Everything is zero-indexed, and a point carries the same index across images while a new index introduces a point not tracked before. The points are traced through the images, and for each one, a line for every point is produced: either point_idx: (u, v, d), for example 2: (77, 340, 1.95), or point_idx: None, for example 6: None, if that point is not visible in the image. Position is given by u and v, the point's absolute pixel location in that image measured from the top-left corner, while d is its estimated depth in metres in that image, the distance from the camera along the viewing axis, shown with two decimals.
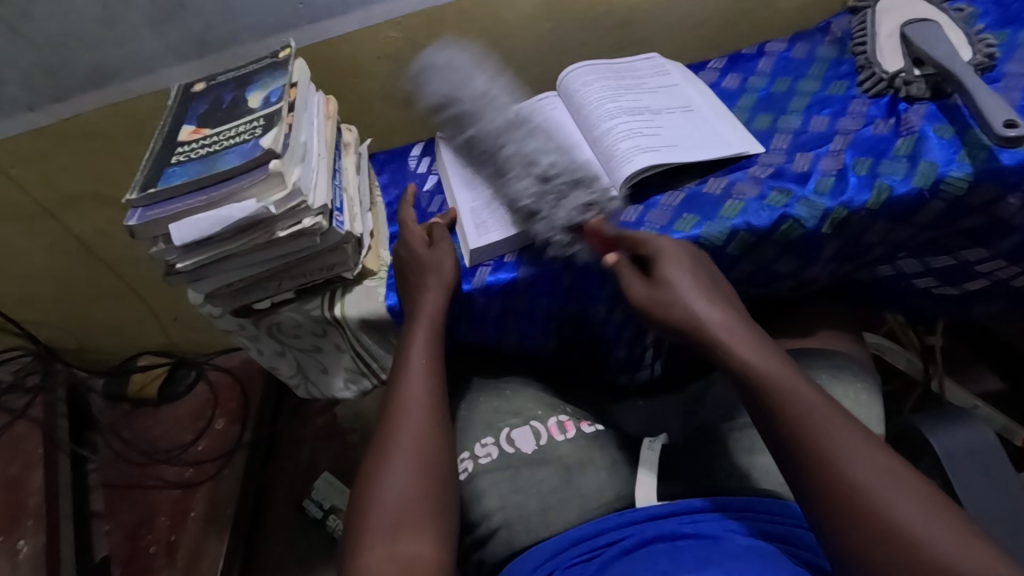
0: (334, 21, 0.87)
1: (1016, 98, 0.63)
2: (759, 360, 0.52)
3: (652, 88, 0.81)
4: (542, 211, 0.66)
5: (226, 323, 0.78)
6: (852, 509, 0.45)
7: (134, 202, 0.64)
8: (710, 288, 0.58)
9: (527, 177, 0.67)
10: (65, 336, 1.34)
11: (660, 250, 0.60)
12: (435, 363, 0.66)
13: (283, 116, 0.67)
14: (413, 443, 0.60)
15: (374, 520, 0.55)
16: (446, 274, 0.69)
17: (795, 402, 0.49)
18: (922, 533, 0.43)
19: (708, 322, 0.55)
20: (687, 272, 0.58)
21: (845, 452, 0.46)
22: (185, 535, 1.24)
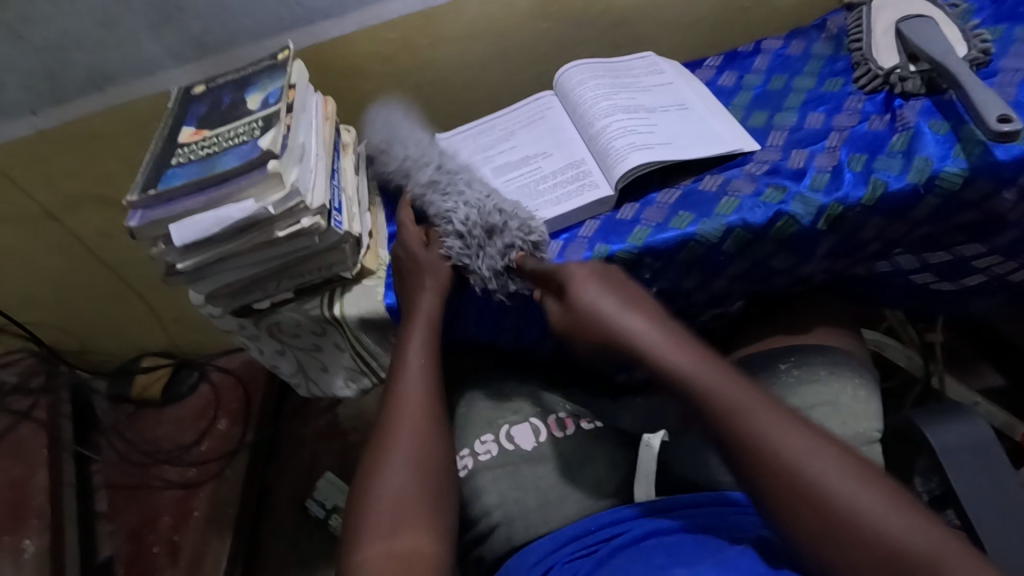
0: (332, 22, 0.88)
1: (1011, 93, 0.63)
2: (681, 366, 0.55)
3: (649, 87, 0.81)
4: (470, 263, 0.68)
5: (227, 323, 0.79)
6: (791, 503, 0.47)
7: (134, 203, 0.64)
8: (628, 296, 0.61)
9: (450, 229, 0.69)
10: (68, 338, 1.35)
11: (566, 273, 0.62)
12: (432, 362, 0.66)
13: (282, 117, 0.68)
14: (411, 441, 0.61)
15: (373, 518, 0.56)
16: (443, 273, 0.69)
17: (725, 404, 0.51)
18: (862, 512, 0.45)
19: (638, 336, 0.57)
20: (601, 286, 0.61)
21: (778, 448, 0.49)
22: (187, 535, 1.25)
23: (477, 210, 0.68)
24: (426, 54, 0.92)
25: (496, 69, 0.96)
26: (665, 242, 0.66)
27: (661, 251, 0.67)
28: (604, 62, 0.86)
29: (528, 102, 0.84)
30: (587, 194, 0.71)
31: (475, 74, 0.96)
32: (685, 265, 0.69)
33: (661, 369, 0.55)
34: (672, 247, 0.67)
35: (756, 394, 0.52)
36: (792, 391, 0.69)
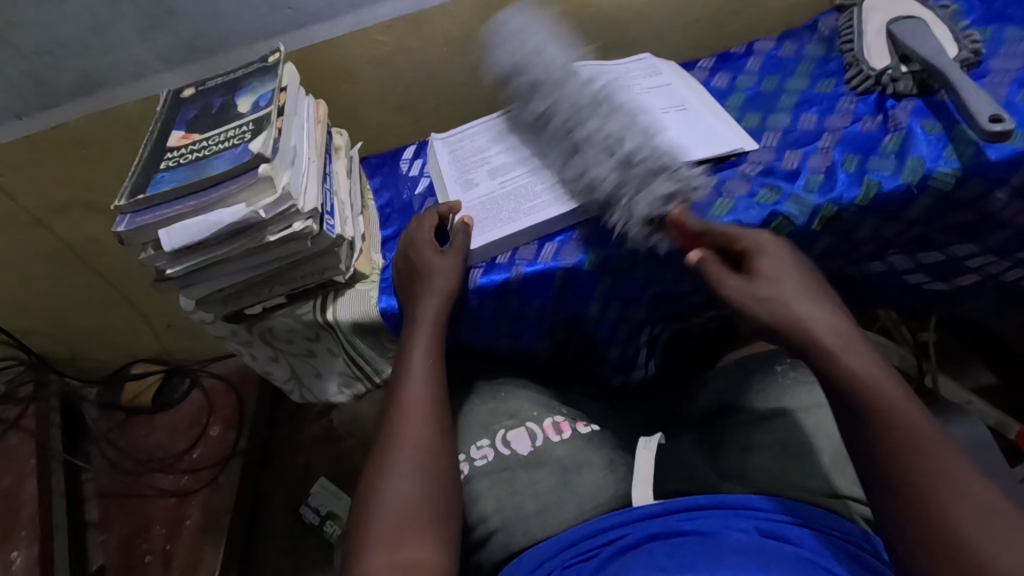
0: (324, 25, 0.87)
1: (1002, 94, 0.63)
2: (864, 373, 0.51)
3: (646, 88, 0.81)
4: (624, 202, 0.65)
5: (219, 329, 0.78)
6: (931, 542, 0.44)
7: (123, 208, 0.63)
8: (811, 292, 0.56)
9: (605, 161, 0.66)
10: (58, 345, 1.33)
11: (757, 248, 0.60)
12: (436, 369, 0.66)
13: (273, 121, 0.67)
14: (414, 452, 0.60)
15: (376, 530, 0.55)
16: (448, 280, 0.68)
17: (899, 420, 0.48)
18: (1011, 571, 0.41)
19: (820, 332, 0.53)
20: (785, 277, 0.57)
21: (938, 483, 0.45)
22: (180, 544, 1.23)
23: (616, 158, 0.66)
24: (420, 57, 0.92)
25: None
26: (660, 244, 0.67)
27: (656, 252, 0.68)
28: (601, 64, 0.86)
29: None
30: (584, 194, 0.70)
31: (468, 77, 0.96)
32: (681, 266, 0.69)
33: (836, 367, 0.51)
34: (667, 249, 0.68)
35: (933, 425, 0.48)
36: (788, 393, 0.70)
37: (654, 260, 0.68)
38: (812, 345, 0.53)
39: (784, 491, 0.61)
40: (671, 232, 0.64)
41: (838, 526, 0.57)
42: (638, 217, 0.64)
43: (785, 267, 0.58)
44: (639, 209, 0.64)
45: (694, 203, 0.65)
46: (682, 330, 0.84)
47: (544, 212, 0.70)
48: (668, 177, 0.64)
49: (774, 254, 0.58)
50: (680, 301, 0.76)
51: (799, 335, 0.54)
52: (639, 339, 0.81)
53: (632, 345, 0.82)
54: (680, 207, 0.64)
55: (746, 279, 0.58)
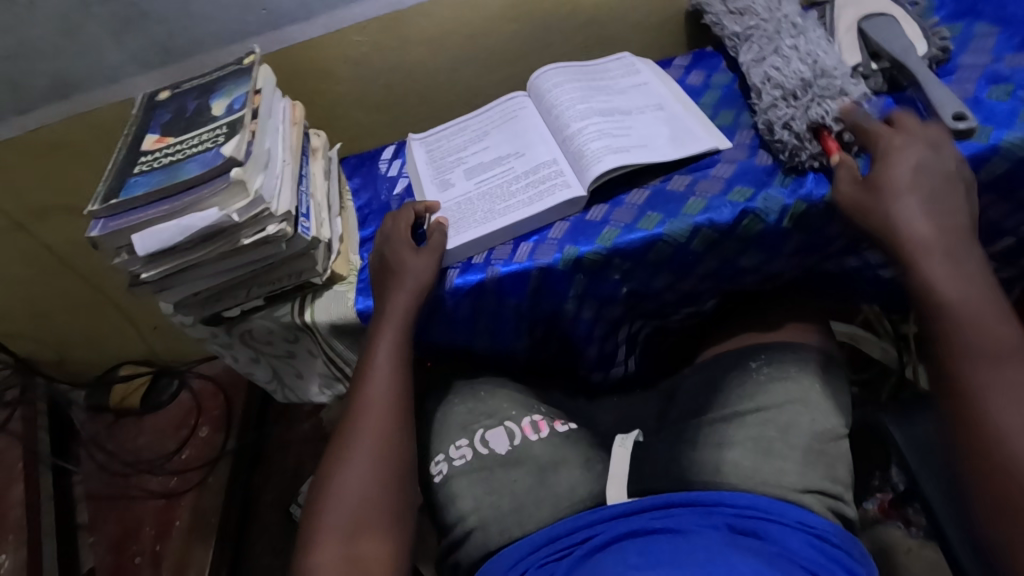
0: (298, 26, 0.87)
1: (969, 90, 0.64)
2: (966, 285, 0.52)
3: (758, 11, 0.78)
4: (800, 105, 0.66)
5: (199, 331, 0.78)
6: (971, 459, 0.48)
7: (96, 212, 0.63)
8: (926, 196, 0.56)
9: (796, 68, 0.68)
10: (44, 348, 1.33)
11: (885, 150, 0.59)
12: (402, 363, 0.66)
13: (246, 124, 0.67)
14: (371, 446, 0.61)
15: (328, 521, 0.56)
16: (423, 277, 0.68)
17: (989, 338, 0.50)
18: None
19: (920, 238, 0.55)
20: (906, 175, 0.57)
21: (987, 394, 0.49)
22: (170, 545, 1.24)
23: (811, 67, 0.68)
24: (397, 56, 0.92)
25: (467, 71, 0.95)
26: (633, 243, 0.67)
27: (629, 251, 0.68)
28: (707, 8, 0.84)
29: (501, 103, 0.84)
30: (558, 194, 0.70)
31: (446, 76, 0.95)
32: (654, 264, 0.70)
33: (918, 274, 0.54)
34: (641, 248, 0.68)
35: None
36: (762, 389, 0.71)
37: (627, 259, 0.69)
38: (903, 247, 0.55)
39: (756, 488, 0.62)
40: (827, 144, 0.64)
41: (806, 521, 0.58)
42: (801, 124, 0.65)
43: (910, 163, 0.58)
44: (807, 115, 0.65)
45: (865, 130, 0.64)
46: (660, 326, 0.85)
47: (518, 213, 0.70)
48: (846, 98, 0.66)
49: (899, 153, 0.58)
50: (655, 299, 0.77)
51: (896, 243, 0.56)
52: (617, 336, 0.82)
53: (610, 343, 0.82)
54: (848, 126, 0.64)
55: (856, 182, 0.60)
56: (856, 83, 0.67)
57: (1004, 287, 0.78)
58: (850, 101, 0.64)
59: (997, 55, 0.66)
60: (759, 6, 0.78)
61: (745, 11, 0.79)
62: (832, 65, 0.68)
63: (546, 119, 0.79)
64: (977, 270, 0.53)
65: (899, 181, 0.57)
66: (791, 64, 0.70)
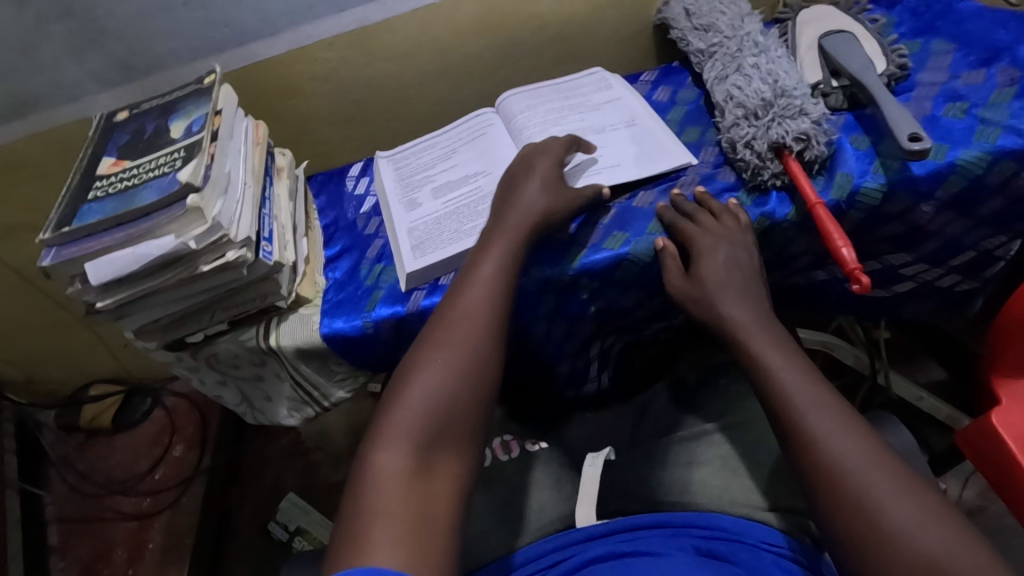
0: (263, 43, 0.85)
1: (927, 108, 0.65)
2: (773, 353, 0.54)
3: (722, 27, 0.78)
4: (759, 126, 0.66)
5: (162, 356, 0.76)
6: (841, 509, 0.46)
7: (48, 241, 0.62)
8: (737, 284, 0.60)
9: (758, 88, 0.69)
10: (10, 369, 1.30)
11: (696, 246, 0.62)
12: (503, 283, 0.60)
13: (204, 147, 0.66)
14: (458, 351, 0.56)
15: (404, 418, 0.52)
16: (541, 194, 0.64)
17: (805, 392, 0.51)
18: (899, 527, 0.44)
19: (738, 322, 0.57)
20: (720, 267, 0.60)
21: (823, 439, 0.48)
22: (144, 568, 1.22)
23: (772, 86, 0.68)
24: (364, 72, 0.91)
25: (437, 85, 0.95)
26: (599, 262, 0.67)
27: (596, 271, 0.68)
28: (673, 23, 0.85)
29: (469, 120, 0.83)
30: None
31: (416, 91, 0.94)
32: (621, 283, 0.70)
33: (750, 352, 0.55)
34: (607, 267, 0.68)
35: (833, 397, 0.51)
36: (730, 405, 0.71)
37: (594, 279, 0.69)
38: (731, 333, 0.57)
39: (724, 507, 0.62)
40: (789, 166, 0.65)
41: (773, 541, 0.57)
42: (763, 143, 0.65)
43: (723, 258, 0.61)
44: (768, 134, 0.65)
45: (823, 152, 0.63)
46: (633, 341, 0.85)
47: None
48: (808, 118, 0.65)
49: (708, 250, 0.61)
50: (626, 316, 0.77)
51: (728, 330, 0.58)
52: (589, 352, 0.82)
53: (582, 359, 0.82)
54: (809, 145, 0.64)
55: (686, 277, 0.62)
56: (817, 102, 0.66)
57: (968, 297, 0.80)
58: (808, 121, 0.64)
59: (954, 73, 0.67)
60: (725, 23, 0.79)
61: (710, 27, 0.80)
62: (793, 84, 0.68)
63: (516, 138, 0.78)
64: (789, 345, 0.56)
65: (717, 279, 0.60)
66: (753, 83, 0.70)
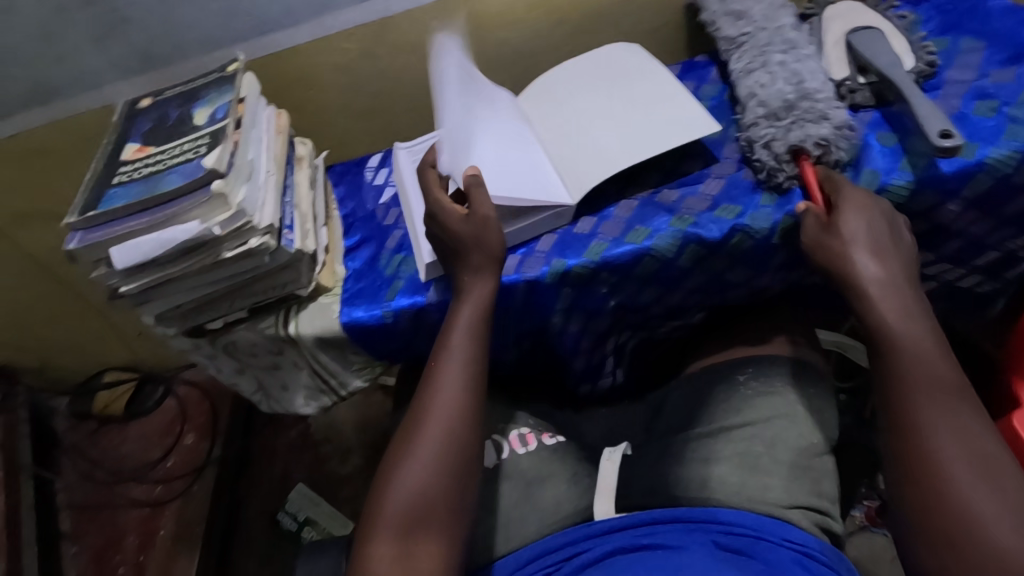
0: (284, 32, 0.86)
1: (955, 106, 0.64)
2: (905, 323, 0.56)
3: (755, 17, 0.78)
4: (782, 125, 0.65)
5: (180, 343, 0.77)
6: (926, 483, 0.51)
7: (73, 225, 0.62)
8: (882, 240, 0.59)
9: (781, 87, 0.68)
10: (24, 355, 1.30)
11: (841, 194, 0.60)
12: (475, 360, 0.62)
13: (229, 134, 0.66)
14: (432, 445, 0.59)
15: (388, 513, 0.56)
16: (490, 258, 0.63)
17: (931, 373, 0.54)
18: (978, 512, 0.49)
19: (872, 282, 0.58)
20: (866, 213, 0.59)
21: (930, 416, 0.53)
22: (154, 555, 1.24)
23: (796, 87, 0.68)
24: (383, 63, 0.91)
25: None
26: (621, 257, 0.67)
27: (617, 265, 0.68)
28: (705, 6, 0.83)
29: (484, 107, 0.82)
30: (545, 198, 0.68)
31: None
32: (640, 278, 0.70)
33: (874, 318, 0.57)
34: (628, 262, 0.67)
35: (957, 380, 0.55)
36: (748, 403, 0.70)
37: (614, 273, 0.69)
38: (854, 288, 0.58)
39: (743, 503, 0.62)
40: (803, 171, 0.64)
41: (792, 537, 0.57)
42: (782, 145, 0.65)
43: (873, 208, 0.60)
44: (787, 137, 0.65)
45: (837, 162, 0.64)
46: (649, 337, 0.85)
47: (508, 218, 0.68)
48: (829, 122, 0.65)
49: (855, 202, 0.59)
50: (643, 312, 0.77)
51: (850, 287, 0.58)
52: (605, 347, 0.81)
53: (598, 354, 0.82)
54: (828, 151, 0.64)
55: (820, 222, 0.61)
56: (840, 107, 0.66)
57: (988, 300, 0.80)
58: (832, 125, 0.64)
59: (983, 71, 0.66)
60: (757, 15, 0.78)
61: (740, 16, 0.79)
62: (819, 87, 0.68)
63: (500, 115, 0.74)
64: (924, 316, 0.57)
65: (858, 230, 0.59)
66: (778, 82, 0.69)
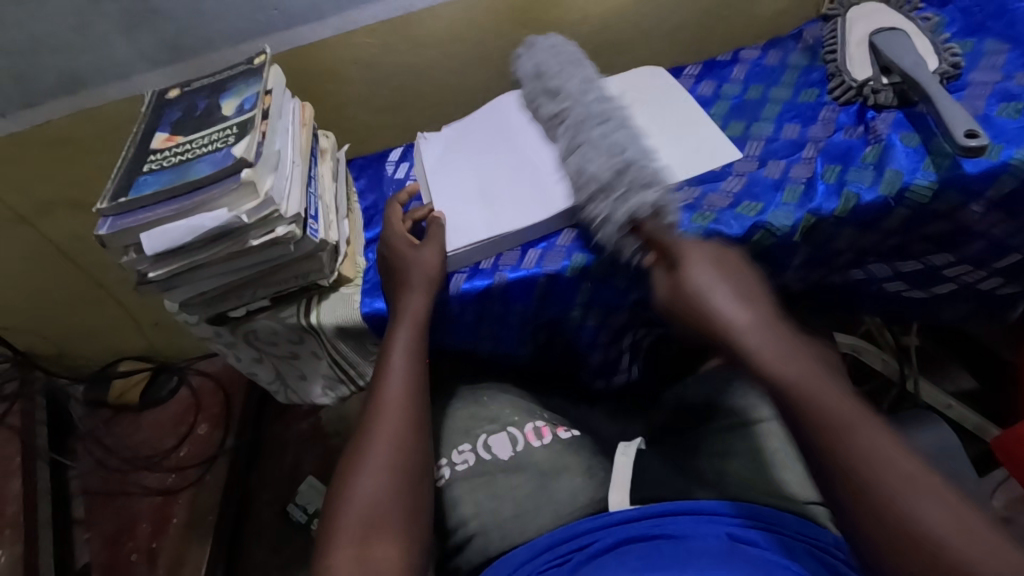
0: (310, 27, 0.87)
1: (979, 107, 0.64)
2: (792, 366, 0.51)
3: (571, 90, 0.71)
4: (608, 207, 0.62)
5: (202, 330, 0.78)
6: (876, 529, 0.44)
7: (104, 211, 0.63)
8: (739, 287, 0.57)
9: (601, 158, 0.63)
10: (43, 342, 1.32)
11: (681, 249, 0.60)
12: (417, 370, 0.66)
13: (257, 124, 0.67)
14: (385, 447, 0.61)
15: (346, 518, 0.56)
16: (432, 272, 0.68)
17: (826, 411, 0.48)
18: (947, 542, 0.42)
19: (743, 328, 0.54)
20: (706, 266, 0.58)
21: (858, 447, 0.46)
22: (166, 542, 1.25)
23: (612, 161, 0.63)
24: (406, 58, 0.92)
25: (476, 76, 0.96)
26: None
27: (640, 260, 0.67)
28: None
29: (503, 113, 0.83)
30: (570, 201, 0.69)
31: (455, 80, 0.96)
32: None
33: (769, 374, 0.51)
34: None
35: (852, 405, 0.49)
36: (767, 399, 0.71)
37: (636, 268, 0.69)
38: (727, 336, 0.54)
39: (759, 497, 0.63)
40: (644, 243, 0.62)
41: (808, 533, 0.57)
42: (619, 220, 0.61)
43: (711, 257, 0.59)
44: (619, 212, 0.61)
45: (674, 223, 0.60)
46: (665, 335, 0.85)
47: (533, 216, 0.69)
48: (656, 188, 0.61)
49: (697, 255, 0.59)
50: None
51: (725, 336, 0.54)
52: (621, 343, 0.81)
53: (614, 350, 0.82)
54: (663, 216, 0.60)
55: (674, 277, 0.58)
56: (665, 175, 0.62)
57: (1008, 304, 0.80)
58: (655, 193, 0.60)
59: (1008, 73, 0.66)
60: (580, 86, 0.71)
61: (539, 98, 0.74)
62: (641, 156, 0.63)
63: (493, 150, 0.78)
64: (799, 354, 0.52)
65: (709, 280, 0.57)
66: (600, 156, 0.64)
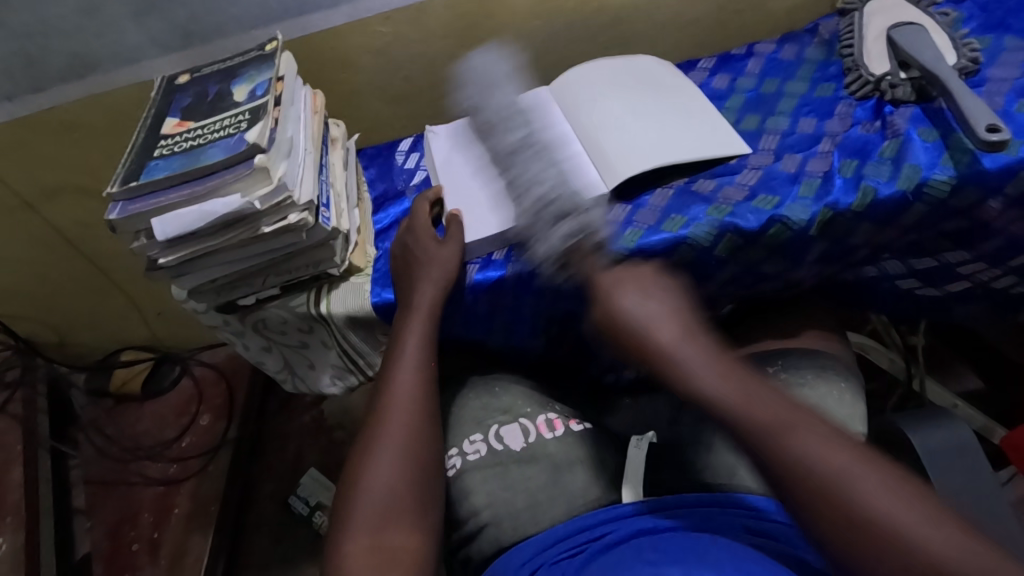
0: (321, 14, 0.86)
1: (998, 103, 0.64)
2: (721, 384, 0.50)
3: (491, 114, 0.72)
4: (534, 240, 0.63)
5: (211, 318, 0.77)
6: (833, 525, 0.44)
7: (116, 195, 0.63)
8: (655, 299, 0.56)
9: (528, 202, 0.64)
10: (46, 330, 1.31)
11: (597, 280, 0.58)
12: (427, 364, 0.65)
13: (269, 110, 0.66)
14: (398, 438, 0.60)
15: (360, 508, 0.56)
16: (449, 268, 0.68)
17: (763, 418, 0.48)
18: (905, 528, 0.42)
19: (669, 348, 0.53)
20: (627, 290, 0.56)
21: (796, 445, 0.46)
22: (169, 532, 1.25)
23: (538, 199, 0.63)
24: (418, 48, 0.91)
25: None
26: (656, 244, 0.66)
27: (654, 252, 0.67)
28: None
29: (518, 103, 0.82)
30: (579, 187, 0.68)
31: None
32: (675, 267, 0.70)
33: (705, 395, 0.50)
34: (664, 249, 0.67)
35: (787, 402, 0.49)
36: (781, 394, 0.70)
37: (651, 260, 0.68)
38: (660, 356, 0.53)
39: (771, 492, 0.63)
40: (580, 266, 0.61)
41: None
42: (554, 249, 0.61)
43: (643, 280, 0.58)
44: (550, 243, 0.61)
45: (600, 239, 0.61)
46: None
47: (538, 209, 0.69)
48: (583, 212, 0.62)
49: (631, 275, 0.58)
50: None
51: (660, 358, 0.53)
52: None
53: None
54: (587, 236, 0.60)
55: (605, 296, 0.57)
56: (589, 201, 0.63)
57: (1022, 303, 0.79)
58: (569, 221, 0.61)
59: None
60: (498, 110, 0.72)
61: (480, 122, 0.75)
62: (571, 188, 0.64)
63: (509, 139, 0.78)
64: (727, 365, 0.52)
65: (639, 305, 0.55)
66: (528, 197, 0.65)
